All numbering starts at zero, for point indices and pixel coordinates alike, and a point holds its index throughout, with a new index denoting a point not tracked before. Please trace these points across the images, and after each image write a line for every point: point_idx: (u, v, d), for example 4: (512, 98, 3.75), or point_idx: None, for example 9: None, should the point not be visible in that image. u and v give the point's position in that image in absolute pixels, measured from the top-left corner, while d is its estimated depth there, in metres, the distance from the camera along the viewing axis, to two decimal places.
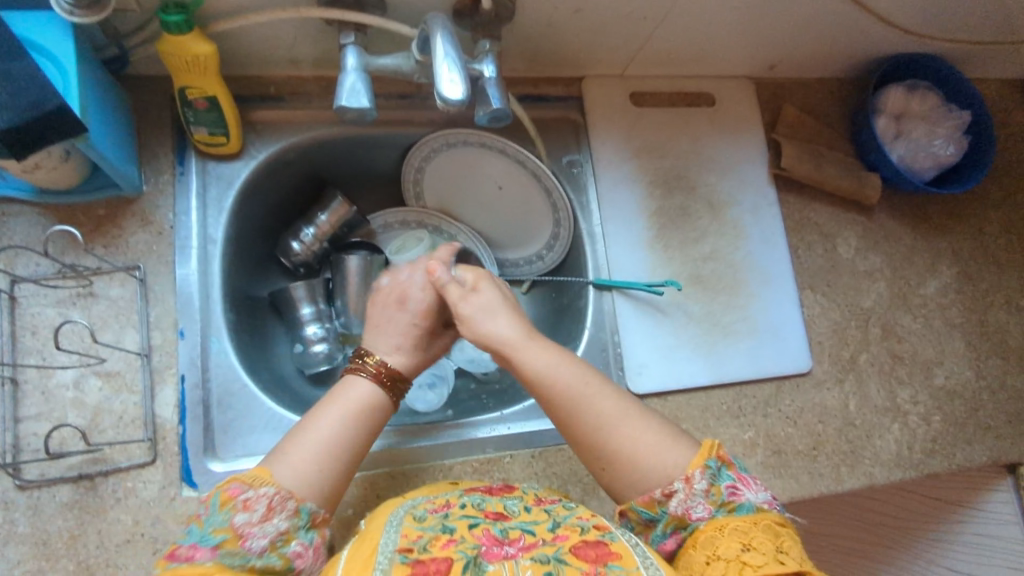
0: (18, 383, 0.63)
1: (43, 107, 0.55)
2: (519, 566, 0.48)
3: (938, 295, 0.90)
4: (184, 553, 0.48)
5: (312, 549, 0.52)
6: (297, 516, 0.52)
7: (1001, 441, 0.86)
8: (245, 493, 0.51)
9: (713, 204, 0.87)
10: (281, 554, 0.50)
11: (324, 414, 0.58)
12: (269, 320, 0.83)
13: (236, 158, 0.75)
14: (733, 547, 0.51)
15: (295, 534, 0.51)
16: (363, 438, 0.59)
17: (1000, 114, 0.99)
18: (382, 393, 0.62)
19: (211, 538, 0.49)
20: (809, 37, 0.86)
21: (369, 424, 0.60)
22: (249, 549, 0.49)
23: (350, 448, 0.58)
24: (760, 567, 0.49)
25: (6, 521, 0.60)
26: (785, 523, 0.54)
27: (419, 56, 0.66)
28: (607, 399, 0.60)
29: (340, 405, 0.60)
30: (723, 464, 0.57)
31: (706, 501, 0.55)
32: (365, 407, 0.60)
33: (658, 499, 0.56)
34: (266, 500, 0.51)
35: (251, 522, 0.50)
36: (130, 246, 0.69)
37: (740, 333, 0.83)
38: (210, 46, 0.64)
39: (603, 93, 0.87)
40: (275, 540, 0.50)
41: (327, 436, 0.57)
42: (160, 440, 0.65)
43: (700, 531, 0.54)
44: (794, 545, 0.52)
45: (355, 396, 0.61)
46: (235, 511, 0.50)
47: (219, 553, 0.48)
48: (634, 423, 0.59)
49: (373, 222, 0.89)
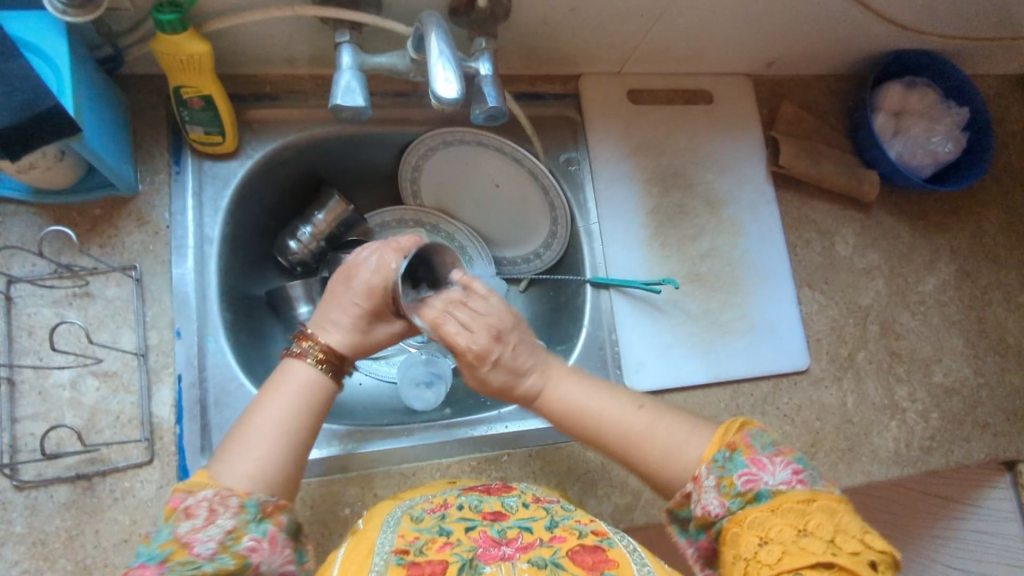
0: (14, 383, 0.63)
1: (36, 108, 0.55)
2: (515, 568, 0.47)
3: (937, 292, 0.90)
4: (135, 573, 0.47)
5: (267, 542, 0.50)
6: (243, 511, 0.50)
7: (1000, 439, 0.86)
8: (186, 501, 0.50)
9: (711, 202, 0.87)
10: (233, 553, 0.48)
11: (261, 409, 0.57)
12: (267, 318, 0.83)
13: (232, 157, 0.75)
14: (751, 543, 0.50)
15: (245, 530, 0.50)
16: (307, 427, 0.58)
17: (999, 110, 0.98)
18: (320, 376, 0.61)
19: (158, 553, 0.48)
20: (807, 34, 0.85)
21: (313, 414, 0.59)
22: (198, 555, 0.48)
23: (292, 437, 0.56)
24: (777, 564, 0.49)
25: (4, 521, 0.60)
26: (813, 495, 0.51)
27: (414, 54, 0.66)
28: (618, 411, 0.62)
29: (277, 397, 0.58)
30: (736, 450, 0.55)
31: (719, 496, 0.53)
32: (304, 395, 0.59)
33: (680, 501, 0.56)
34: (206, 503, 0.50)
35: (195, 528, 0.48)
36: (126, 246, 0.69)
37: (737, 330, 0.83)
38: (204, 46, 0.64)
39: (600, 91, 0.87)
40: (223, 540, 0.48)
41: (267, 432, 0.56)
42: (157, 440, 0.65)
43: (725, 528, 0.53)
44: (821, 523, 0.50)
45: (292, 386, 0.59)
46: (178, 521, 0.49)
47: (166, 566, 0.47)
48: (647, 427, 0.60)
49: (371, 220, 0.89)
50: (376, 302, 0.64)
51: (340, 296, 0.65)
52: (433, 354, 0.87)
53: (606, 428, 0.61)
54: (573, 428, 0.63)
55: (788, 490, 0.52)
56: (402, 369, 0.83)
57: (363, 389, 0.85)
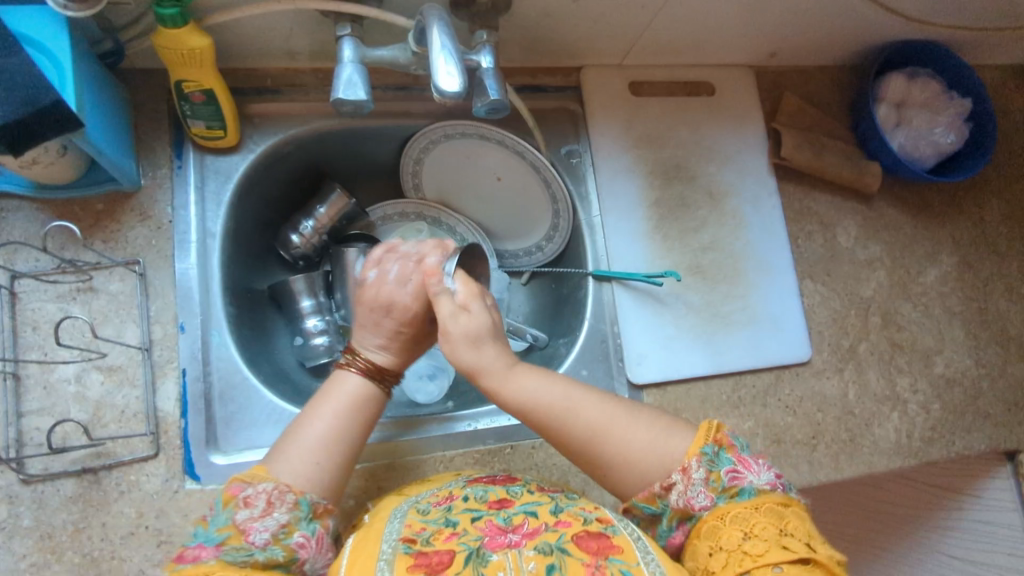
0: (20, 378, 0.63)
1: (38, 103, 0.54)
2: (522, 556, 0.48)
3: (938, 284, 0.90)
4: (192, 553, 0.48)
5: (316, 539, 0.52)
6: (298, 508, 0.53)
7: (1000, 429, 0.86)
8: (246, 491, 0.52)
9: (713, 193, 0.87)
10: (284, 546, 0.50)
11: (315, 414, 0.59)
12: (270, 312, 0.83)
13: (235, 152, 0.75)
14: (734, 536, 0.51)
15: (297, 526, 0.52)
16: (358, 435, 0.60)
17: (1001, 101, 0.98)
18: (372, 389, 0.63)
19: (215, 537, 0.50)
20: (809, 25, 0.85)
21: (365, 423, 0.61)
22: (252, 543, 0.50)
23: (345, 443, 0.59)
24: (761, 556, 0.50)
25: (11, 514, 0.61)
26: (789, 501, 0.53)
27: (416, 47, 0.65)
28: (591, 403, 0.60)
29: (331, 405, 0.60)
30: (722, 447, 0.56)
31: (707, 490, 0.54)
32: (358, 405, 0.61)
33: (657, 493, 0.56)
34: (265, 496, 0.52)
35: (252, 517, 0.51)
36: (129, 240, 0.69)
37: (739, 322, 0.83)
38: (206, 40, 0.64)
39: (602, 83, 0.87)
40: (276, 532, 0.51)
41: (324, 434, 0.58)
42: (163, 434, 0.65)
43: (704, 521, 0.54)
44: (799, 525, 0.52)
45: (345, 394, 0.61)
46: (236, 509, 0.51)
47: (222, 551, 0.49)
48: (624, 418, 0.60)
49: (372, 214, 0.89)
50: (418, 325, 0.66)
51: (377, 317, 0.66)
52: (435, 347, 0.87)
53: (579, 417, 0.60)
54: (540, 422, 0.60)
55: (767, 493, 0.54)
56: None
57: None
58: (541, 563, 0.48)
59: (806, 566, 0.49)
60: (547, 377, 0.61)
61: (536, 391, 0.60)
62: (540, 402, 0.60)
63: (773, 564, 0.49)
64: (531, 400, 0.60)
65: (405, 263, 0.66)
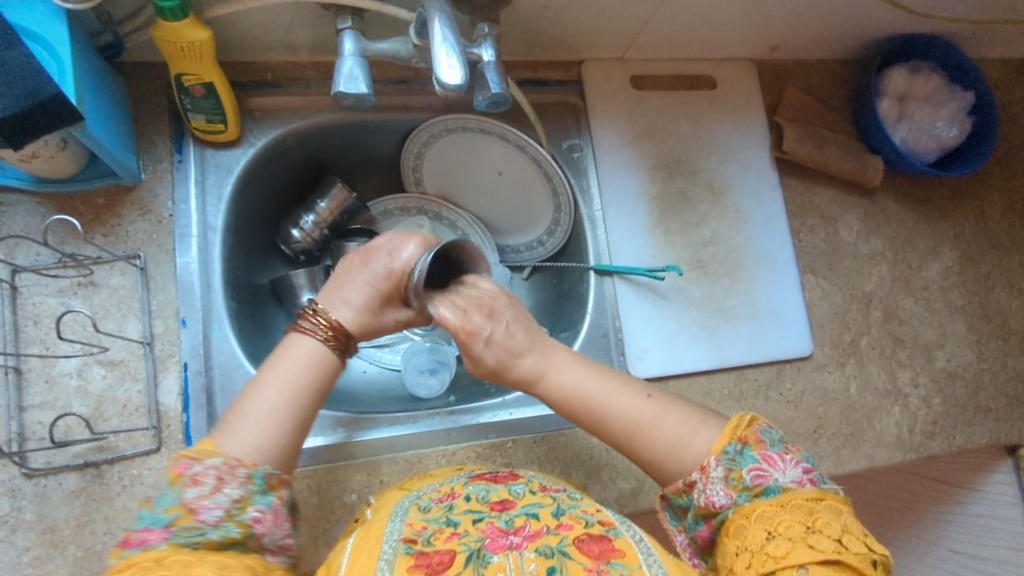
0: (22, 372, 0.63)
1: (40, 95, 0.54)
2: (523, 558, 0.48)
3: (940, 278, 0.90)
4: (139, 536, 0.47)
5: (271, 513, 0.51)
6: (250, 482, 0.51)
7: (1002, 423, 0.86)
8: (193, 467, 0.50)
9: (714, 187, 0.87)
10: (239, 522, 0.49)
11: (264, 382, 0.57)
12: (271, 307, 0.83)
13: (235, 145, 0.75)
14: (759, 536, 0.51)
15: (251, 500, 0.50)
16: (311, 402, 0.59)
17: (1004, 95, 0.98)
18: (326, 354, 0.61)
19: (164, 517, 0.48)
20: (812, 18, 0.85)
21: (316, 389, 0.59)
22: (203, 522, 0.48)
23: (297, 412, 0.57)
24: (784, 557, 0.49)
25: (13, 508, 0.61)
26: (820, 496, 0.52)
27: (416, 40, 0.65)
28: (623, 403, 0.61)
29: (281, 372, 0.58)
30: (747, 445, 0.56)
31: (726, 488, 0.54)
32: (308, 370, 0.59)
33: (682, 488, 0.57)
34: (214, 473, 0.50)
35: (202, 495, 0.49)
36: (130, 235, 0.69)
37: (741, 316, 0.83)
38: (206, 33, 0.64)
39: (603, 77, 0.87)
40: (230, 508, 0.49)
41: (275, 403, 0.56)
42: (164, 428, 0.65)
43: (730, 519, 0.53)
44: (828, 522, 0.51)
45: (297, 360, 0.59)
46: (185, 488, 0.49)
47: (172, 532, 0.47)
48: (651, 418, 0.60)
49: (374, 208, 0.89)
50: (393, 286, 0.66)
51: (354, 276, 0.66)
52: (437, 342, 0.87)
53: (610, 412, 0.61)
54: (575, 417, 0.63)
55: (796, 489, 0.53)
56: (407, 356, 0.83)
57: (368, 376, 0.85)
58: (542, 566, 0.47)
59: (831, 566, 0.48)
60: (583, 368, 0.65)
61: (572, 380, 0.63)
62: (579, 393, 0.63)
63: (796, 565, 0.48)
64: (567, 390, 0.63)
65: (397, 236, 0.69)
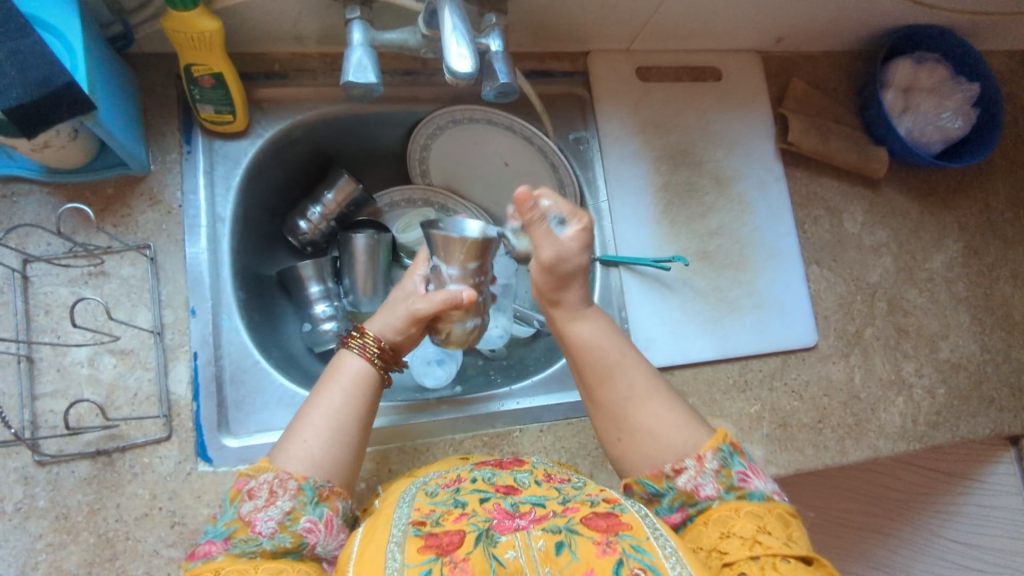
0: (33, 361, 0.64)
1: (52, 84, 0.54)
2: (531, 535, 0.49)
3: (944, 269, 0.90)
4: (202, 549, 0.51)
5: (324, 523, 0.53)
6: (301, 493, 0.54)
7: (1004, 413, 0.87)
8: (250, 483, 0.54)
9: (719, 178, 0.87)
10: (291, 532, 0.52)
11: (316, 402, 0.59)
12: (279, 299, 0.84)
13: (243, 137, 0.75)
14: (748, 528, 0.53)
15: (303, 511, 0.53)
16: (359, 419, 0.60)
17: (1008, 87, 0.98)
18: (369, 372, 0.62)
19: (223, 531, 0.52)
20: (817, 9, 0.85)
21: (363, 406, 0.61)
22: (260, 533, 0.51)
23: (345, 427, 0.58)
24: (772, 547, 0.51)
25: (27, 495, 0.61)
26: (794, 513, 0.55)
27: (425, 30, 0.65)
28: (638, 375, 0.63)
29: (331, 391, 0.60)
30: (736, 451, 0.59)
31: (716, 480, 0.56)
32: (354, 389, 0.61)
33: (665, 474, 0.58)
34: (267, 486, 0.53)
35: (257, 508, 0.52)
36: (140, 225, 0.69)
37: (746, 307, 0.84)
38: (216, 23, 0.64)
39: (609, 68, 0.87)
40: (282, 520, 0.52)
41: (325, 422, 0.58)
42: (175, 417, 0.66)
43: (714, 509, 0.55)
44: (801, 535, 0.53)
45: (346, 376, 0.61)
46: (242, 502, 0.53)
47: (231, 543, 0.51)
48: (660, 404, 0.62)
49: (379, 201, 0.90)
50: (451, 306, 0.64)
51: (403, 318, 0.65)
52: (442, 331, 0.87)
53: (622, 379, 0.63)
54: (589, 371, 0.64)
55: (776, 500, 0.56)
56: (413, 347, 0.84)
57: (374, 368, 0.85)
58: (550, 541, 0.48)
59: (807, 565, 0.50)
60: (609, 332, 0.66)
61: (600, 344, 0.65)
62: (599, 352, 0.64)
63: (781, 556, 0.50)
64: (587, 344, 0.65)
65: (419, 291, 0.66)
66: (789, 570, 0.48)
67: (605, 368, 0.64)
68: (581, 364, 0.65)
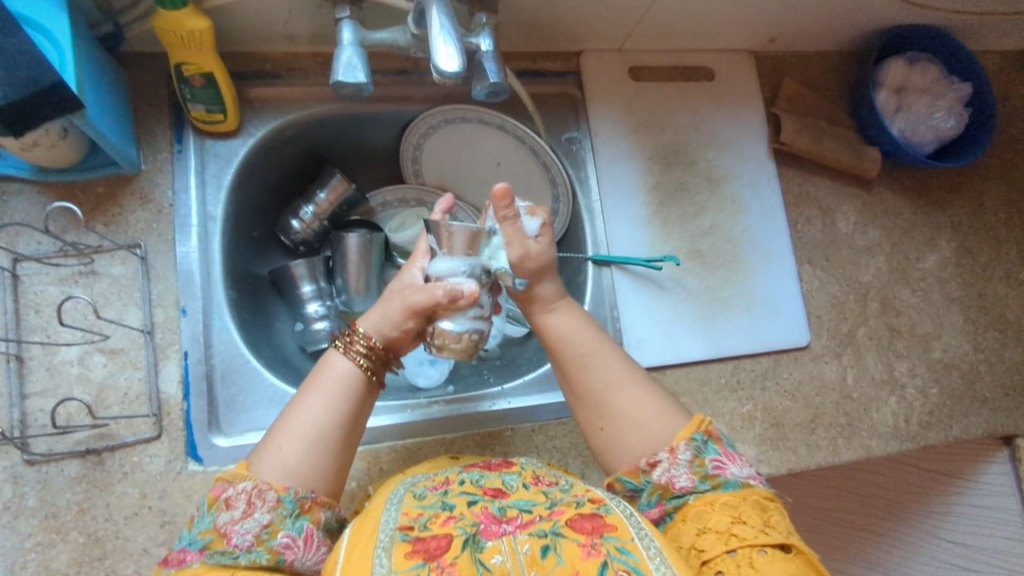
0: (23, 360, 0.64)
1: (40, 83, 0.55)
2: (517, 540, 0.49)
3: (937, 269, 0.90)
4: (176, 556, 0.51)
5: (302, 539, 0.53)
6: (280, 506, 0.53)
7: (998, 414, 0.87)
8: (227, 491, 0.53)
9: (712, 178, 0.87)
10: (268, 547, 0.52)
11: (301, 406, 0.59)
12: (272, 298, 0.84)
13: (234, 136, 0.75)
14: (723, 520, 0.53)
15: (281, 525, 0.53)
16: (344, 424, 0.59)
17: (1002, 86, 0.98)
18: (358, 374, 0.61)
19: (198, 540, 0.51)
20: (809, 9, 0.85)
21: (349, 410, 0.60)
22: (235, 546, 0.51)
23: (329, 434, 0.58)
24: (750, 539, 0.51)
25: (15, 494, 0.61)
26: (771, 497, 0.56)
27: (415, 29, 0.66)
28: (610, 361, 0.64)
29: (316, 395, 0.59)
30: (710, 438, 0.59)
31: (689, 472, 0.57)
32: (340, 393, 0.60)
33: (642, 469, 0.58)
34: (245, 496, 0.53)
35: (233, 520, 0.52)
36: (130, 224, 0.69)
37: (739, 307, 0.84)
38: (205, 22, 0.64)
39: (601, 68, 0.87)
40: (259, 533, 0.52)
41: (308, 428, 0.57)
42: (165, 416, 0.66)
43: (690, 505, 0.55)
44: (779, 519, 0.54)
45: (333, 381, 0.60)
46: (219, 512, 0.52)
47: (206, 554, 0.50)
48: (634, 388, 0.62)
49: (372, 200, 0.89)
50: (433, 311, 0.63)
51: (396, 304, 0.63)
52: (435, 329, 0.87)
53: (595, 368, 0.63)
54: (563, 360, 0.64)
55: (751, 486, 0.56)
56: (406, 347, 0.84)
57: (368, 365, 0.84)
58: (536, 545, 0.48)
59: (786, 554, 0.51)
60: (584, 321, 0.66)
61: (571, 329, 0.65)
62: (574, 339, 0.64)
63: (760, 547, 0.51)
64: (563, 336, 0.65)
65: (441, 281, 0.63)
66: (766, 565, 0.49)
67: (580, 359, 0.64)
68: (557, 355, 0.65)
